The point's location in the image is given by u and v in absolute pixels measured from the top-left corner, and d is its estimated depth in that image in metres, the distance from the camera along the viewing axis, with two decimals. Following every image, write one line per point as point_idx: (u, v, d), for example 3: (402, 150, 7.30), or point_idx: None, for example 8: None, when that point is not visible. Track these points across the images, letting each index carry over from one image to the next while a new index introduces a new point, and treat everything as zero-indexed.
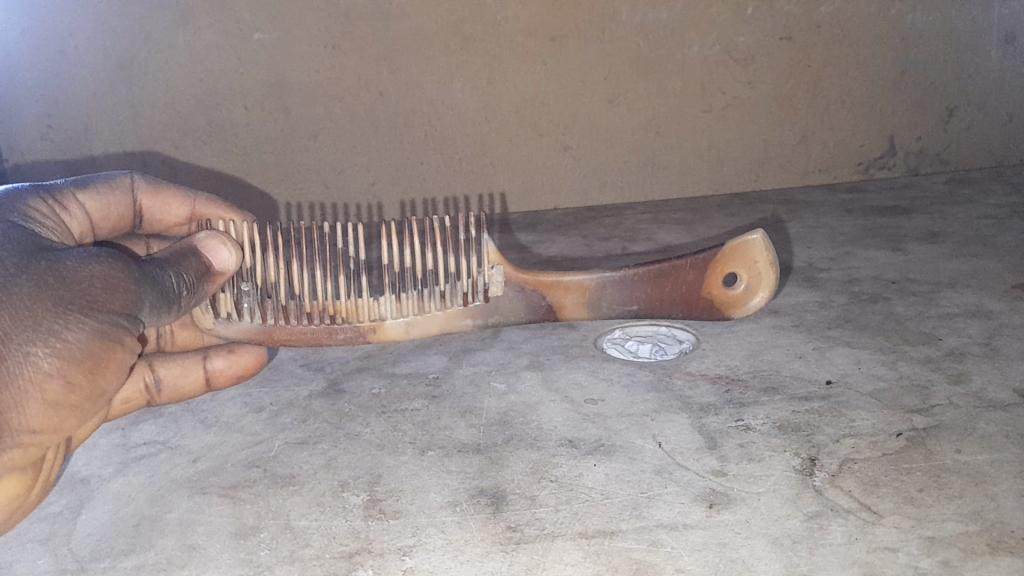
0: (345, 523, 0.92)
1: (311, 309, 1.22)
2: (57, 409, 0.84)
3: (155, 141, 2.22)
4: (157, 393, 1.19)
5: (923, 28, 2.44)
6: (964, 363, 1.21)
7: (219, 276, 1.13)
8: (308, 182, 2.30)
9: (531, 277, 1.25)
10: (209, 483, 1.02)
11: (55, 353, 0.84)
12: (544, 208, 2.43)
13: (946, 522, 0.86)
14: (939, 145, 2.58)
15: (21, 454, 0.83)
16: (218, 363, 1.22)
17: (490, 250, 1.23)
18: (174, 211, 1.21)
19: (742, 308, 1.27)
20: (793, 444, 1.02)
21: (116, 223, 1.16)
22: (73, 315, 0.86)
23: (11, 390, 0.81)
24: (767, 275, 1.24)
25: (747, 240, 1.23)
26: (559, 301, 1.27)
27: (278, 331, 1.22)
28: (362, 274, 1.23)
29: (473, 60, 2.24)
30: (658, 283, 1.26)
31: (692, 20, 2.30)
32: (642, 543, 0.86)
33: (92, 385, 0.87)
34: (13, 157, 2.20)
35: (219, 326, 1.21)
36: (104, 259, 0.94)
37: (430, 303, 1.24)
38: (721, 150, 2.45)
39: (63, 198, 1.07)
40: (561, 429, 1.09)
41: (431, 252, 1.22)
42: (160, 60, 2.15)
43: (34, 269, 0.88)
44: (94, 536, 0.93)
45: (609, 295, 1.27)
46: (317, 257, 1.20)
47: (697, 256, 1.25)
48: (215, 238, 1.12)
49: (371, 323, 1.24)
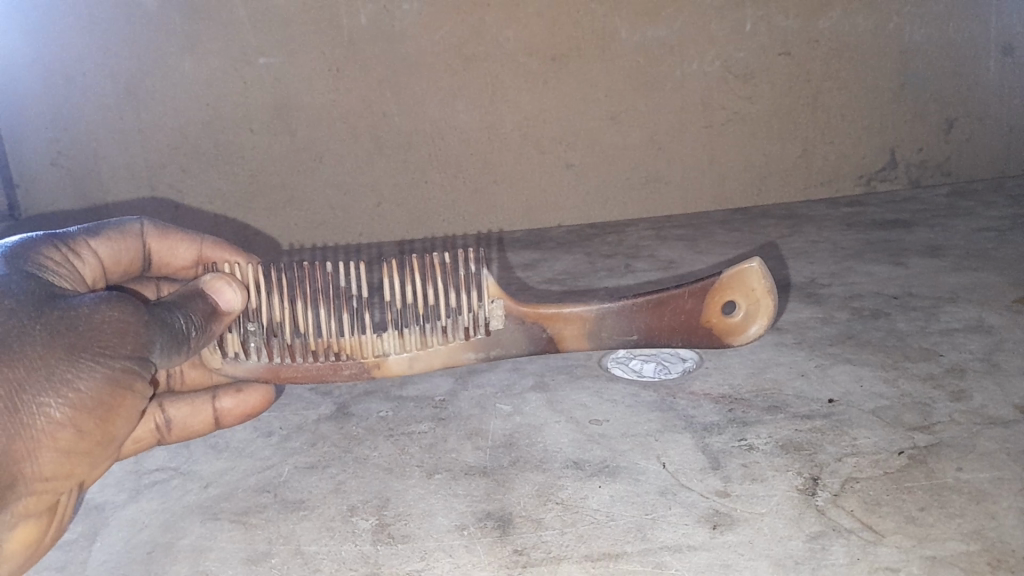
0: (354, 548, 0.94)
1: (316, 347, 1.20)
2: (69, 455, 0.85)
3: (163, 165, 2.26)
4: (167, 432, 1.18)
5: (921, 41, 2.46)
6: (965, 379, 1.23)
7: (228, 315, 1.12)
8: (314, 203, 2.34)
9: (531, 310, 1.23)
10: (221, 508, 1.04)
11: (68, 403, 0.84)
12: (547, 225, 2.46)
13: (947, 542, 0.87)
14: (940, 157, 2.59)
15: (35, 500, 0.86)
16: (226, 402, 1.21)
17: (489, 282, 1.21)
18: (182, 253, 1.23)
19: (741, 336, 1.21)
20: (795, 463, 1.03)
21: (126, 268, 1.18)
22: (85, 362, 0.86)
23: (23, 440, 0.82)
24: (765, 303, 1.19)
25: (743, 268, 1.19)
26: (559, 332, 1.23)
27: (283, 369, 1.20)
28: (367, 310, 1.21)
29: (475, 81, 2.27)
30: (659, 313, 1.21)
31: (691, 37, 2.32)
32: (647, 565, 0.87)
33: (104, 430, 0.88)
34: (23, 183, 2.25)
35: (227, 366, 1.19)
36: (115, 302, 0.93)
37: (431, 337, 1.22)
38: (724, 165, 2.47)
39: (74, 244, 1.09)
40: (567, 451, 1.10)
41: (430, 284, 1.20)
42: (166, 86, 2.19)
43: (45, 317, 0.88)
44: (110, 563, 0.95)
45: (609, 325, 1.23)
46: (323, 292, 1.18)
47: (696, 284, 1.21)
48: (220, 278, 1.10)
49: (375, 358, 1.21)
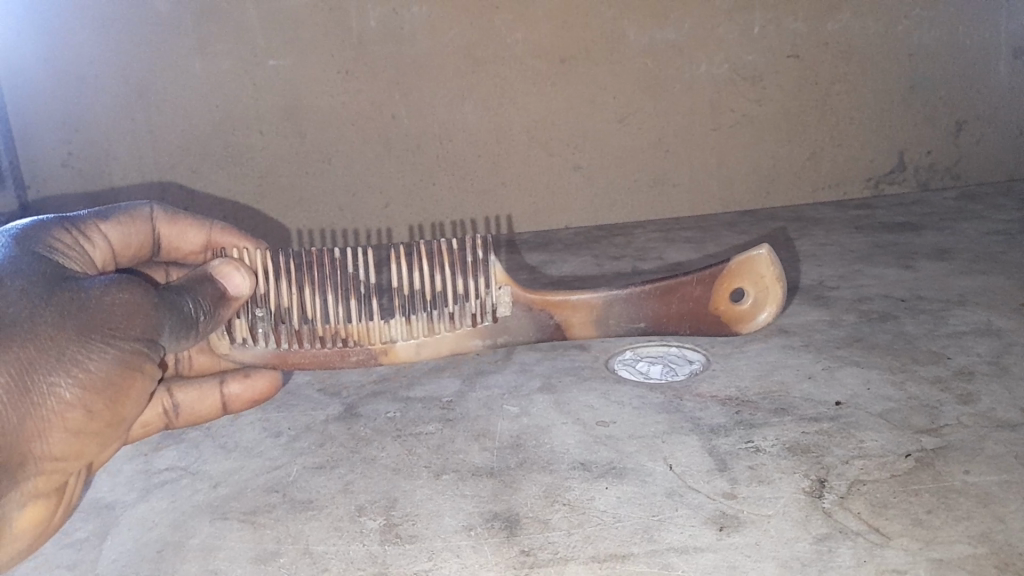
0: (362, 547, 0.94)
1: (323, 333, 1.25)
2: (78, 436, 0.87)
3: (173, 167, 2.27)
4: (175, 416, 1.22)
5: (930, 43, 2.46)
6: (973, 382, 1.22)
7: (234, 301, 1.14)
8: (322, 205, 2.35)
9: (538, 297, 1.27)
10: (230, 508, 1.05)
11: (78, 383, 0.86)
12: (554, 227, 2.46)
13: (954, 545, 0.87)
14: (949, 159, 2.58)
15: (44, 480, 0.88)
16: (233, 388, 1.24)
17: (496, 270, 1.25)
18: (191, 237, 1.24)
19: (750, 322, 1.27)
20: (802, 465, 1.03)
21: (136, 251, 1.19)
22: (96, 343, 0.88)
23: (34, 420, 0.83)
24: (774, 291, 1.24)
25: (752, 256, 1.23)
26: (567, 320, 1.28)
27: (291, 354, 1.25)
28: (372, 298, 1.26)
29: (484, 83, 2.28)
30: (666, 300, 1.27)
31: (700, 39, 2.33)
32: (654, 566, 0.87)
33: (113, 412, 0.90)
34: (35, 184, 2.27)
35: (235, 351, 1.24)
36: (126, 285, 0.95)
37: (439, 324, 1.26)
38: (731, 167, 2.47)
39: (85, 228, 1.10)
40: (574, 452, 1.10)
41: (440, 273, 1.24)
42: (176, 89, 2.20)
43: (57, 299, 0.90)
44: (120, 562, 0.96)
45: (617, 312, 1.27)
46: (329, 280, 1.23)
47: (704, 273, 1.25)
48: (228, 264, 1.14)
49: (381, 345, 1.26)
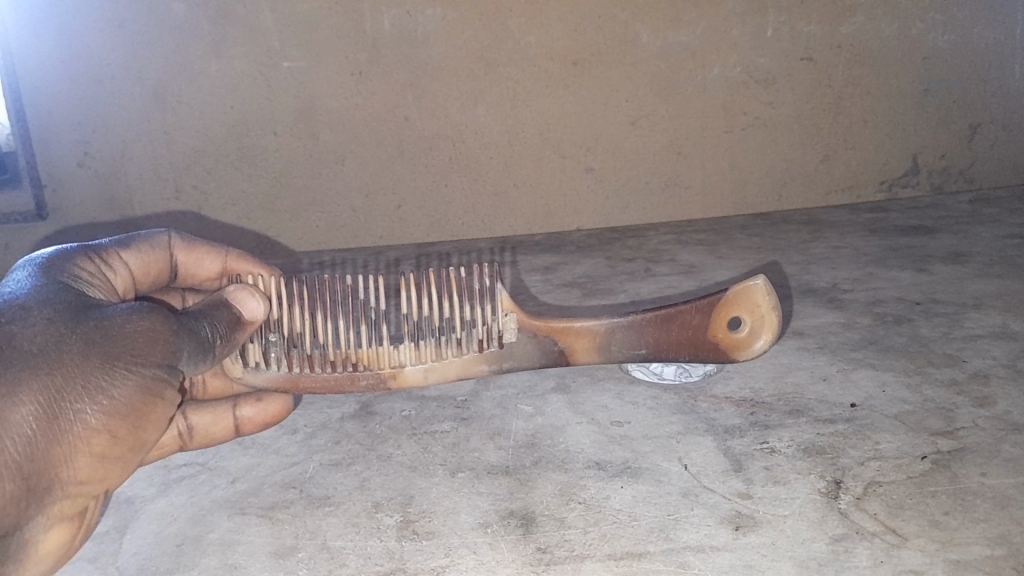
0: (379, 543, 0.95)
1: (334, 358, 1.17)
2: (102, 461, 0.83)
3: (188, 167, 2.29)
4: (189, 439, 1.16)
5: (945, 47, 2.45)
6: (989, 386, 1.22)
7: (250, 325, 1.08)
8: (336, 207, 2.37)
9: (542, 323, 1.18)
10: (248, 504, 1.06)
11: (102, 409, 0.82)
12: (566, 228, 2.47)
13: (972, 546, 0.87)
14: (963, 163, 2.57)
15: (69, 504, 0.83)
16: (246, 411, 1.19)
17: (501, 297, 1.17)
18: (207, 265, 1.19)
19: (746, 351, 1.15)
20: (817, 467, 1.03)
21: (155, 277, 1.15)
22: (119, 370, 0.85)
23: (60, 445, 0.80)
24: (770, 318, 1.13)
25: (747, 285, 1.13)
26: (570, 346, 1.19)
27: (303, 378, 1.17)
28: (381, 324, 1.18)
29: (498, 85, 2.29)
30: (666, 328, 1.17)
31: (713, 43, 2.33)
32: (670, 565, 0.88)
33: (135, 437, 0.86)
34: (50, 184, 2.27)
35: (247, 375, 1.16)
36: (147, 313, 0.91)
37: (447, 349, 1.18)
38: (744, 171, 2.47)
39: (107, 256, 1.06)
40: (589, 451, 1.11)
41: (446, 300, 1.16)
42: (194, 90, 2.22)
43: (82, 327, 0.86)
44: (141, 555, 0.97)
45: (618, 339, 1.18)
46: (339, 308, 1.16)
47: (703, 300, 1.16)
48: (243, 289, 1.07)
49: (390, 369, 1.18)
